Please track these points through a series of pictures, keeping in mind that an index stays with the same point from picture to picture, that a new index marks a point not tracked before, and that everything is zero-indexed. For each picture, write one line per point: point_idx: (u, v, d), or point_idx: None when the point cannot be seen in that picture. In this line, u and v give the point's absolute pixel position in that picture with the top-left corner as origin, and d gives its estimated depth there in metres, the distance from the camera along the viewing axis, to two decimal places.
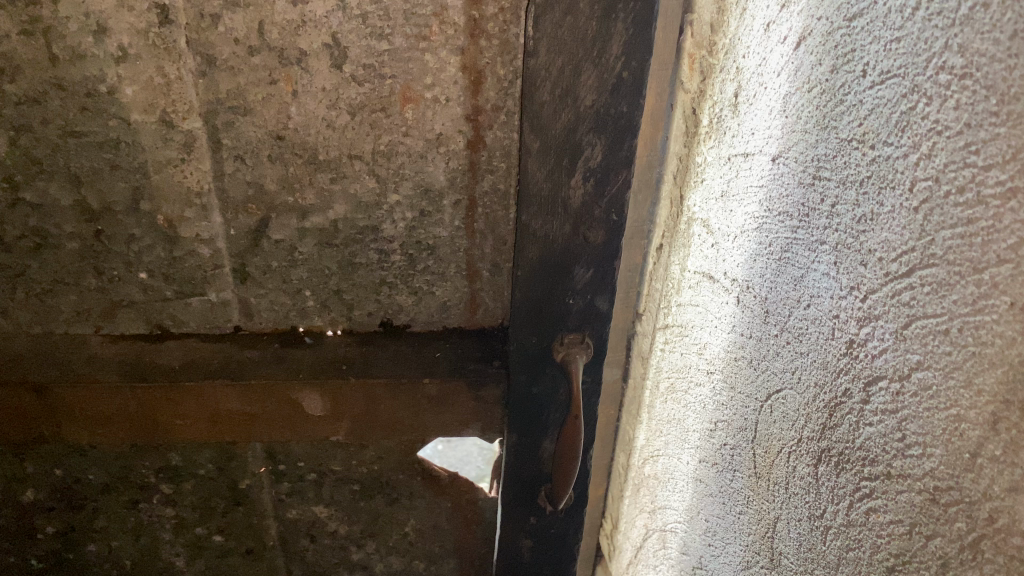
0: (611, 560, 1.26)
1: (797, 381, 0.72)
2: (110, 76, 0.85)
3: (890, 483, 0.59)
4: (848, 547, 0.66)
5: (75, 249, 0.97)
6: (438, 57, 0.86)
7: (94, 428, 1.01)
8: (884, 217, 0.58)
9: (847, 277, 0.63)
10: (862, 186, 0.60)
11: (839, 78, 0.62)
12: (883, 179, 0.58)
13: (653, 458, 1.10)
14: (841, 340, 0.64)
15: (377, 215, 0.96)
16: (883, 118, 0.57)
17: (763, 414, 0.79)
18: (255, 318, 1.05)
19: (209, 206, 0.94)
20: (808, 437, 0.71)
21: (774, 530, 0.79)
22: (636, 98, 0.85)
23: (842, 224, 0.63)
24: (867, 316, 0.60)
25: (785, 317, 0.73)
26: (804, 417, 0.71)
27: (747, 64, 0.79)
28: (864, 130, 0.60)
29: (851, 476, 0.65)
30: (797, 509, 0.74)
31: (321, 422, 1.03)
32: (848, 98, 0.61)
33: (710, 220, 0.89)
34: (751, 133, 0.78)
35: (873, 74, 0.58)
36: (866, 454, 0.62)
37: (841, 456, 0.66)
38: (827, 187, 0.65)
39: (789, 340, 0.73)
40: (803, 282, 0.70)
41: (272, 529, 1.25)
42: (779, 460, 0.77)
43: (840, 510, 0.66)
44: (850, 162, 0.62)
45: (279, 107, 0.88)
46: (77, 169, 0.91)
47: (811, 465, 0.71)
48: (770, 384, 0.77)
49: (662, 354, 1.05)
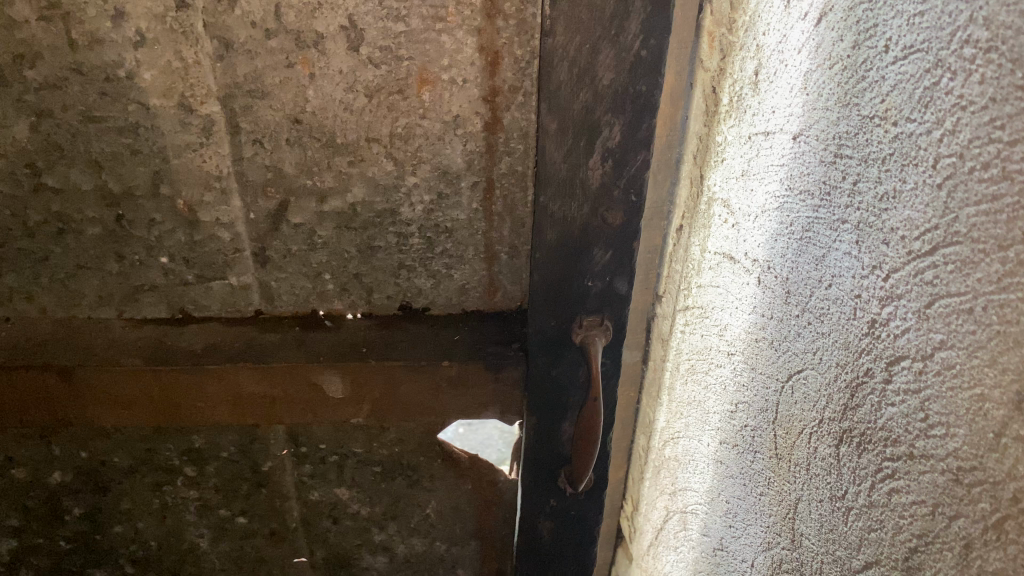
0: (632, 541, 1.27)
1: (819, 361, 0.72)
2: (128, 61, 0.85)
3: (913, 463, 0.59)
4: (870, 527, 0.65)
5: (97, 234, 0.98)
6: (455, 38, 0.86)
7: (118, 411, 1.02)
8: (907, 195, 0.57)
9: (869, 256, 0.62)
10: (884, 164, 0.59)
11: (861, 53, 0.61)
12: (906, 156, 0.57)
13: (673, 440, 1.10)
14: (863, 320, 0.64)
15: (396, 199, 0.96)
16: (906, 93, 0.56)
17: (784, 395, 0.79)
18: (277, 302, 1.05)
19: (229, 190, 0.95)
20: (829, 417, 0.71)
21: (795, 511, 0.78)
22: (655, 77, 0.84)
23: (864, 202, 0.62)
24: (889, 295, 0.60)
25: (807, 297, 0.72)
26: (826, 397, 0.71)
27: (768, 41, 0.78)
28: (886, 106, 0.59)
29: (873, 457, 0.64)
30: (818, 490, 0.74)
31: (341, 404, 1.03)
32: (870, 74, 0.60)
33: (730, 200, 0.88)
34: (772, 111, 0.77)
35: (895, 49, 0.57)
36: (888, 435, 0.62)
37: (863, 436, 0.65)
38: (849, 165, 0.64)
39: (811, 320, 0.72)
40: (824, 262, 0.69)
41: (295, 511, 1.26)
42: (800, 441, 0.76)
43: (862, 491, 0.66)
44: (872, 139, 0.61)
45: (297, 91, 0.88)
46: (97, 153, 0.92)
47: (832, 446, 0.71)
48: (791, 364, 0.77)
49: (682, 336, 1.05)
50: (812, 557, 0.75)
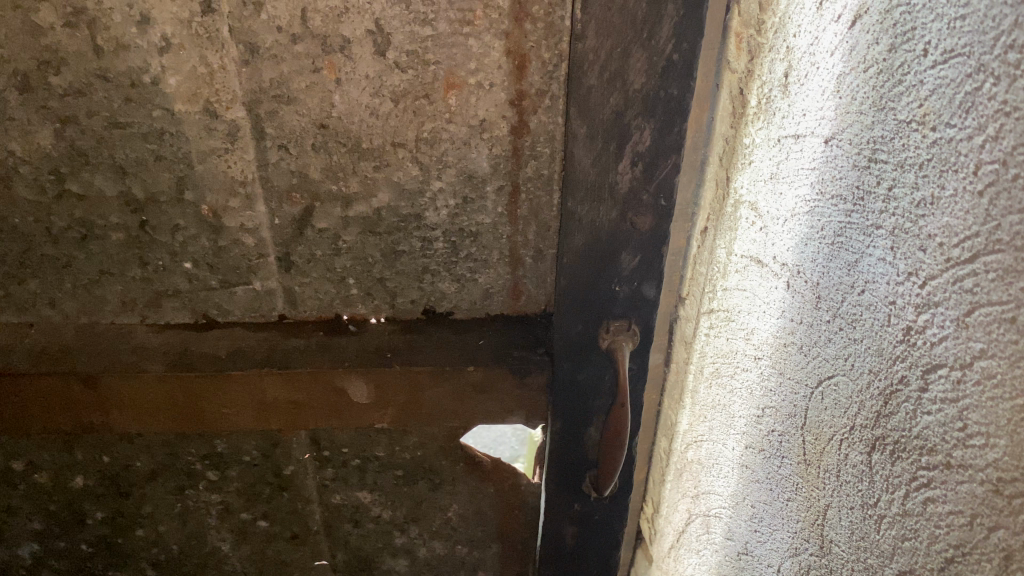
0: (652, 544, 1.25)
1: (850, 367, 0.70)
2: (154, 67, 0.84)
3: (950, 473, 0.58)
4: (904, 537, 0.64)
5: (121, 240, 0.97)
6: (482, 42, 0.85)
7: (142, 417, 1.02)
8: (945, 201, 0.56)
9: (904, 263, 0.61)
10: (921, 171, 0.58)
11: (898, 58, 0.60)
12: (945, 162, 0.56)
13: (696, 443, 1.08)
14: (898, 327, 0.62)
15: (421, 203, 0.96)
16: (946, 98, 0.55)
17: (814, 401, 0.77)
18: (300, 306, 1.05)
19: (253, 196, 0.94)
20: (861, 424, 0.69)
21: (824, 518, 0.77)
22: (686, 81, 0.83)
23: (900, 208, 0.61)
24: (925, 303, 0.59)
25: (838, 302, 0.71)
26: (858, 403, 0.70)
27: (799, 44, 0.75)
28: (924, 111, 0.57)
29: (906, 465, 0.63)
30: (849, 497, 0.73)
31: (366, 410, 1.03)
32: (907, 78, 0.59)
33: (759, 203, 0.85)
34: (803, 114, 0.75)
35: (934, 53, 0.56)
36: (923, 444, 0.61)
37: (897, 444, 0.64)
38: (883, 170, 0.63)
39: (842, 326, 0.71)
40: (857, 267, 0.68)
41: (316, 515, 1.26)
42: (830, 448, 0.75)
43: (896, 499, 0.65)
44: (908, 144, 0.59)
45: (323, 95, 0.87)
46: (121, 159, 0.91)
47: (864, 453, 0.69)
48: (821, 370, 0.75)
49: (707, 339, 1.02)
50: (842, 565, 0.74)
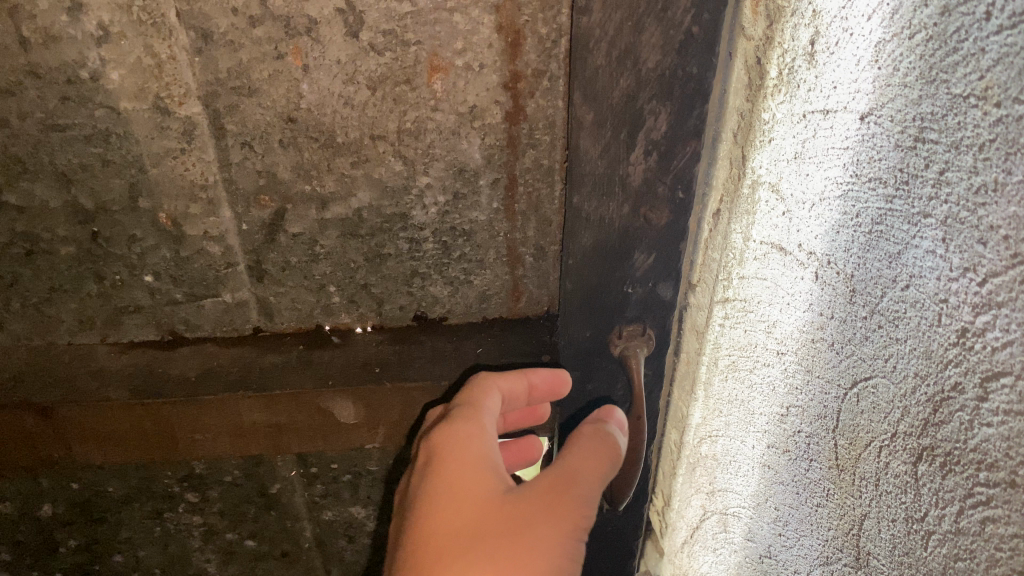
0: (663, 536, 1.15)
1: (893, 370, 0.59)
2: (91, 60, 0.73)
3: (1015, 492, 0.48)
4: (957, 557, 0.54)
5: (71, 254, 0.87)
6: (470, 17, 0.73)
7: (107, 447, 0.92)
8: (1012, 189, 0.45)
9: (958, 257, 0.50)
10: (981, 152, 0.47)
11: (952, 22, 0.49)
12: (1011, 143, 0.45)
13: (710, 437, 0.95)
14: (950, 328, 0.52)
15: (406, 201, 0.85)
16: (1014, 70, 0.44)
17: (847, 404, 0.66)
18: (277, 318, 0.95)
19: (217, 200, 0.84)
20: (905, 432, 0.59)
21: (861, 528, 0.67)
22: (707, 57, 0.73)
23: (953, 195, 0.50)
24: (986, 302, 0.48)
25: (876, 298, 0.60)
26: (900, 409, 0.59)
27: (828, 5, 0.60)
28: (985, 84, 0.46)
29: (960, 480, 0.53)
30: (890, 509, 0.62)
31: (356, 430, 0.94)
32: (965, 45, 0.48)
33: (781, 184, 0.70)
34: (832, 86, 0.61)
35: (999, 16, 0.44)
36: (981, 458, 0.50)
37: (948, 456, 0.54)
38: (933, 151, 0.51)
39: (881, 324, 0.60)
40: (900, 259, 0.56)
41: (308, 531, 1.18)
42: (867, 454, 0.65)
43: (947, 515, 0.55)
44: (965, 122, 0.48)
45: (289, 85, 0.76)
46: (63, 165, 0.80)
47: (908, 464, 0.59)
48: (857, 371, 0.64)
49: (721, 330, 0.86)
50: None
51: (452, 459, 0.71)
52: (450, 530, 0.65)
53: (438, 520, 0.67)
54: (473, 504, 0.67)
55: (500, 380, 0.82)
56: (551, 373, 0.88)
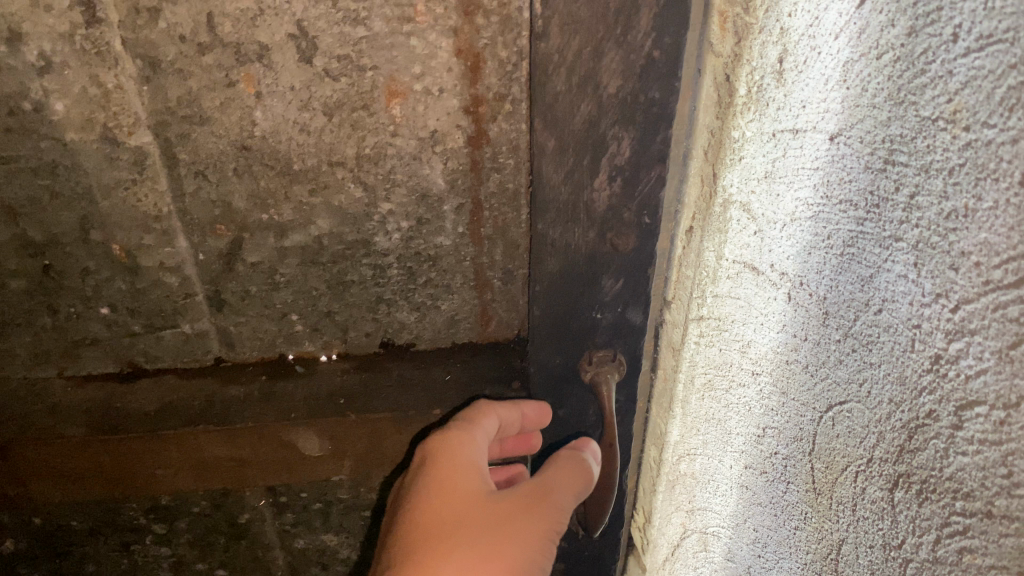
0: (643, 553, 1.13)
1: (867, 396, 0.57)
2: (34, 90, 0.70)
3: (991, 522, 0.46)
4: None
5: (23, 287, 0.85)
6: (427, 41, 0.71)
7: (66, 485, 0.92)
8: (983, 215, 0.43)
9: (930, 282, 0.48)
10: (951, 177, 0.45)
11: (919, 43, 0.46)
12: (981, 167, 0.43)
13: (689, 456, 0.93)
14: (924, 354, 0.50)
15: (368, 228, 0.83)
16: (982, 93, 0.42)
17: (823, 428, 0.64)
18: (238, 347, 0.93)
19: (172, 230, 0.81)
20: (880, 458, 0.57)
21: (839, 554, 0.65)
22: (671, 80, 0.71)
23: (925, 219, 0.48)
24: (959, 330, 0.46)
25: (849, 321, 0.58)
26: (876, 435, 0.57)
27: (795, 23, 0.58)
28: (954, 107, 0.44)
29: (937, 508, 0.51)
30: (867, 535, 0.60)
31: (321, 462, 0.93)
32: (932, 67, 0.46)
33: (752, 204, 0.69)
34: (801, 106, 0.59)
35: (967, 38, 0.43)
36: (958, 487, 0.48)
37: (925, 484, 0.52)
38: (903, 174, 0.50)
39: (855, 348, 0.58)
40: (872, 283, 0.54)
41: (280, 560, 1.15)
42: (843, 478, 0.63)
43: (925, 544, 0.52)
44: (934, 146, 0.46)
45: (242, 112, 0.73)
46: (10, 198, 0.78)
47: (885, 489, 0.57)
48: (831, 395, 0.62)
49: (696, 348, 0.84)
50: None
51: (439, 467, 0.78)
52: (433, 519, 0.74)
53: (423, 515, 0.75)
54: (457, 496, 0.76)
55: (496, 404, 0.89)
56: (535, 405, 0.91)
